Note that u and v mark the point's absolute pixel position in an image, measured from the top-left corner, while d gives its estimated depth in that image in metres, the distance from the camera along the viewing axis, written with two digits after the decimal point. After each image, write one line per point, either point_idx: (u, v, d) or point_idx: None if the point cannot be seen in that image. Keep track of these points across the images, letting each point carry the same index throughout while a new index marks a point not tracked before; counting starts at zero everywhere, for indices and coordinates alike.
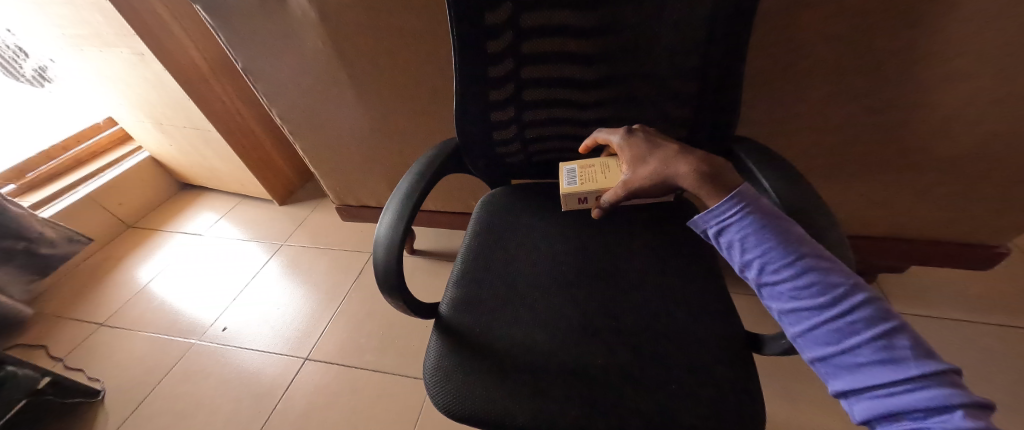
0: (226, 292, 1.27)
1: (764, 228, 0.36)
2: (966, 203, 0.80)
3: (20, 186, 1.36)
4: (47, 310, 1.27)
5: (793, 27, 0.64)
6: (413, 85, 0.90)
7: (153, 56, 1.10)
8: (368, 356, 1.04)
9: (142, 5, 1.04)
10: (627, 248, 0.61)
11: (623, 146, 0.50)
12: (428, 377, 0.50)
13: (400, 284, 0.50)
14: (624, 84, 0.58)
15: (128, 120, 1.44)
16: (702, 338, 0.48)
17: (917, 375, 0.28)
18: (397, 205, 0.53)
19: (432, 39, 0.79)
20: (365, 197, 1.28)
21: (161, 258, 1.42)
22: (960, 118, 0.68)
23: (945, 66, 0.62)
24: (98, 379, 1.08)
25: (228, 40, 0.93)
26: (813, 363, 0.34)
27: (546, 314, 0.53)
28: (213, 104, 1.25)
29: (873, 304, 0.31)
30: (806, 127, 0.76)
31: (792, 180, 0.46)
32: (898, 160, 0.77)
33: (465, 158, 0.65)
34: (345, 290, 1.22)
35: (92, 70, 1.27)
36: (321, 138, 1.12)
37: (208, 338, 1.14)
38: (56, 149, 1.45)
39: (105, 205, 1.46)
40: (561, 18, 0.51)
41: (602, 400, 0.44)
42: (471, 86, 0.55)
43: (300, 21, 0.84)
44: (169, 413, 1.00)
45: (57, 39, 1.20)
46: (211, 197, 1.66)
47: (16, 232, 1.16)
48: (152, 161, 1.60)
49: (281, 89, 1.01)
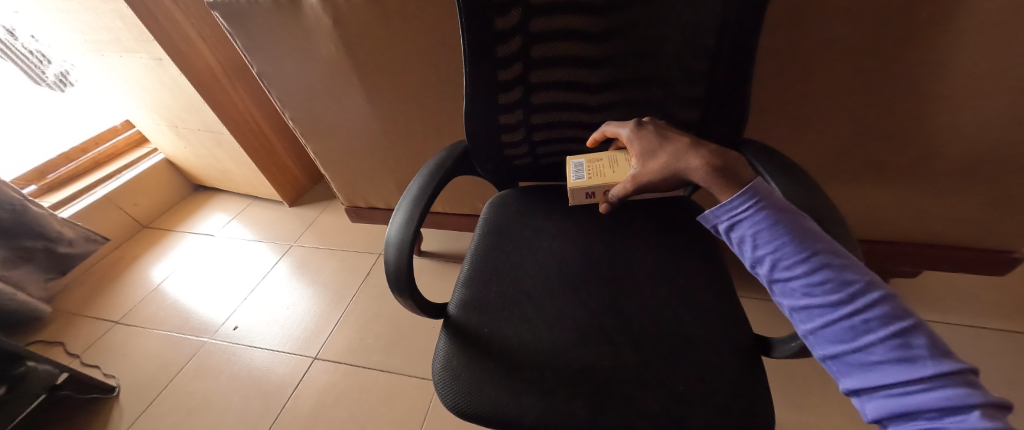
0: (237, 291, 1.29)
1: (778, 223, 0.36)
2: (981, 206, 0.78)
3: (41, 187, 1.40)
4: (65, 308, 1.30)
5: (802, 27, 0.63)
6: (422, 88, 0.91)
7: (170, 61, 1.13)
8: (375, 356, 1.05)
9: (160, 11, 1.07)
10: (634, 249, 0.61)
11: (632, 140, 0.50)
12: (436, 376, 0.51)
13: (411, 284, 0.51)
14: (631, 87, 0.58)
15: (145, 124, 1.48)
16: (709, 339, 0.48)
17: (933, 374, 0.28)
18: (408, 205, 0.54)
19: (442, 42, 0.80)
20: (374, 199, 1.29)
21: (173, 258, 1.44)
22: (974, 121, 0.67)
23: (959, 67, 0.62)
24: (114, 375, 1.10)
25: (243, 45, 0.95)
26: (824, 360, 0.34)
27: (555, 315, 0.53)
28: (227, 107, 1.28)
29: (889, 302, 0.31)
30: (817, 128, 0.75)
31: (802, 183, 0.46)
32: (910, 163, 0.76)
33: (473, 160, 0.66)
34: (354, 290, 1.23)
35: (110, 74, 1.31)
36: (330, 140, 1.13)
37: (219, 337, 1.16)
38: (75, 152, 1.50)
39: (122, 206, 1.49)
40: (569, 23, 0.52)
41: (609, 402, 0.44)
42: (481, 89, 0.56)
43: (314, 26, 0.86)
44: (181, 411, 1.01)
45: (79, 45, 1.24)
46: (223, 198, 1.69)
47: (38, 232, 1.20)
48: (166, 163, 1.63)
49: (294, 93, 1.03)
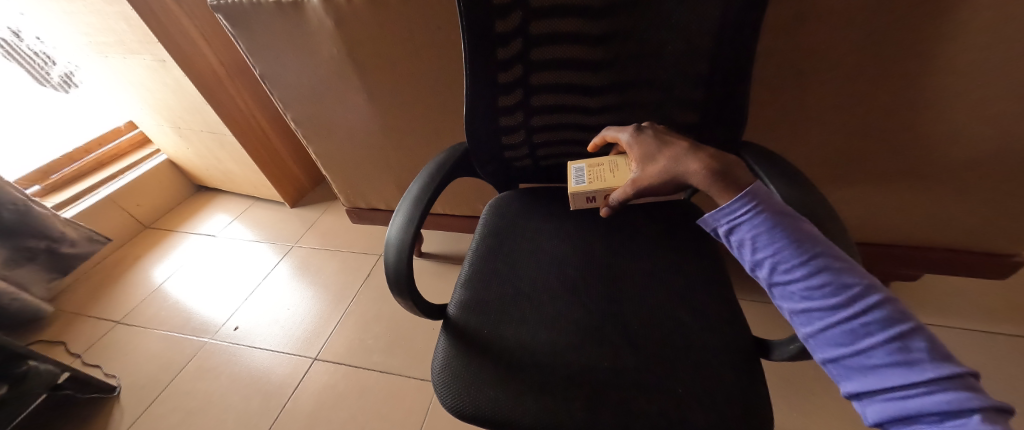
0: (238, 292, 1.29)
1: (777, 227, 0.36)
2: (983, 210, 0.78)
3: (44, 187, 1.41)
4: (67, 308, 1.31)
5: (803, 31, 0.63)
6: (423, 89, 0.91)
7: (173, 63, 1.14)
8: (375, 357, 1.05)
9: (164, 14, 1.08)
10: (634, 251, 0.61)
11: (632, 144, 0.50)
12: (436, 377, 0.51)
13: (410, 285, 0.50)
14: (631, 91, 0.58)
15: (149, 125, 1.49)
16: (709, 342, 0.48)
17: (934, 378, 0.27)
18: (408, 207, 0.54)
19: (443, 46, 0.81)
20: (375, 200, 1.29)
21: (175, 259, 1.45)
22: (975, 124, 0.66)
23: (959, 70, 0.62)
24: (114, 375, 1.11)
25: (246, 47, 0.96)
26: (824, 363, 0.34)
27: (554, 316, 0.53)
28: (229, 108, 1.28)
29: (889, 305, 0.31)
30: (819, 130, 0.75)
31: (800, 186, 0.46)
32: (912, 166, 0.75)
33: (474, 162, 0.66)
34: (354, 290, 1.23)
35: (114, 75, 1.32)
36: (332, 141, 1.14)
37: (219, 337, 1.16)
38: (78, 152, 1.50)
39: (124, 206, 1.50)
40: (568, 26, 0.52)
41: (607, 405, 0.44)
42: (481, 91, 0.56)
43: (316, 29, 0.86)
44: (180, 411, 1.01)
45: (83, 47, 1.25)
46: (224, 198, 1.70)
47: (39, 232, 1.20)
48: (169, 164, 1.64)
49: (296, 94, 1.03)
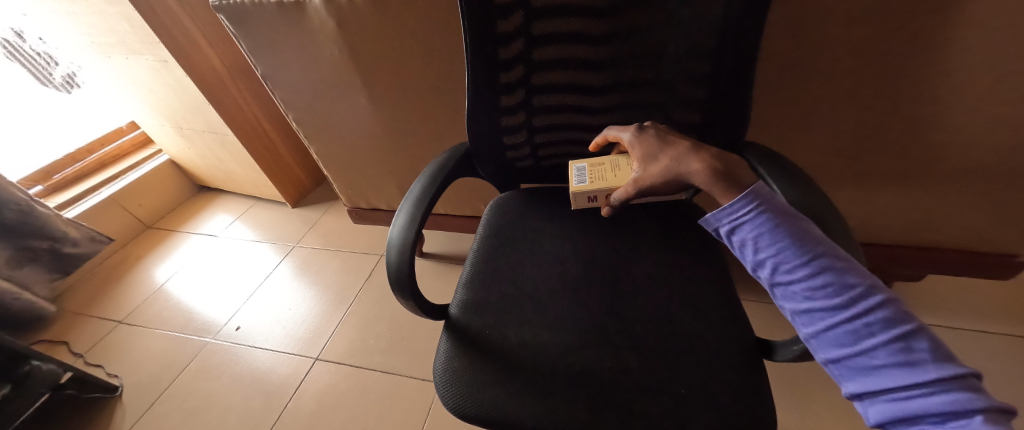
0: (240, 292, 1.29)
1: (779, 227, 0.36)
2: (985, 209, 0.77)
3: (46, 187, 1.42)
4: (70, 307, 1.31)
5: (804, 31, 0.63)
6: (424, 89, 0.91)
7: (175, 63, 1.14)
8: (377, 357, 1.05)
9: (166, 14, 1.08)
10: (635, 251, 0.61)
11: (634, 143, 0.50)
12: (438, 377, 0.51)
13: (412, 285, 0.51)
14: (632, 90, 0.58)
15: (151, 125, 1.49)
16: (711, 343, 0.48)
17: (937, 378, 0.27)
18: (409, 207, 0.54)
19: (445, 45, 0.81)
20: (376, 200, 1.29)
21: (177, 259, 1.45)
22: (976, 124, 0.66)
23: (961, 69, 0.62)
24: (116, 374, 1.11)
25: (247, 47, 0.96)
26: (826, 363, 0.34)
27: (555, 317, 0.53)
28: (231, 108, 1.29)
29: (891, 305, 0.31)
30: (820, 130, 0.75)
31: (802, 186, 0.46)
32: (914, 166, 0.75)
33: (475, 162, 0.66)
34: (356, 290, 1.24)
35: (115, 75, 1.32)
36: (334, 142, 1.14)
37: (221, 337, 1.17)
38: (80, 152, 1.51)
39: (126, 206, 1.51)
40: (570, 25, 0.52)
41: (609, 406, 0.44)
42: (483, 91, 0.56)
43: (318, 29, 0.86)
44: (182, 410, 1.02)
45: (85, 47, 1.26)
46: (226, 198, 1.70)
47: (42, 232, 1.20)
48: (170, 164, 1.65)
49: (298, 94, 1.03)
